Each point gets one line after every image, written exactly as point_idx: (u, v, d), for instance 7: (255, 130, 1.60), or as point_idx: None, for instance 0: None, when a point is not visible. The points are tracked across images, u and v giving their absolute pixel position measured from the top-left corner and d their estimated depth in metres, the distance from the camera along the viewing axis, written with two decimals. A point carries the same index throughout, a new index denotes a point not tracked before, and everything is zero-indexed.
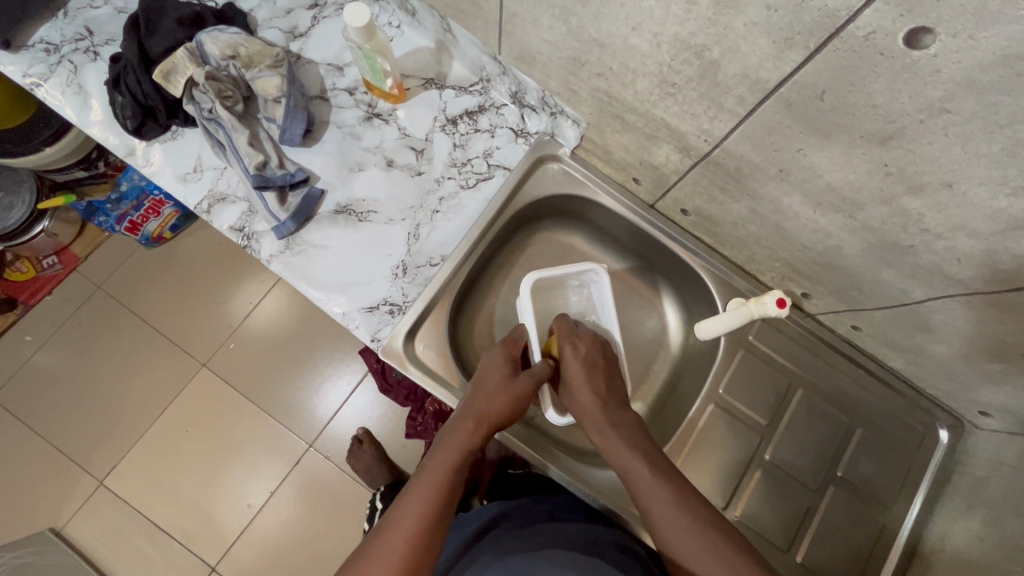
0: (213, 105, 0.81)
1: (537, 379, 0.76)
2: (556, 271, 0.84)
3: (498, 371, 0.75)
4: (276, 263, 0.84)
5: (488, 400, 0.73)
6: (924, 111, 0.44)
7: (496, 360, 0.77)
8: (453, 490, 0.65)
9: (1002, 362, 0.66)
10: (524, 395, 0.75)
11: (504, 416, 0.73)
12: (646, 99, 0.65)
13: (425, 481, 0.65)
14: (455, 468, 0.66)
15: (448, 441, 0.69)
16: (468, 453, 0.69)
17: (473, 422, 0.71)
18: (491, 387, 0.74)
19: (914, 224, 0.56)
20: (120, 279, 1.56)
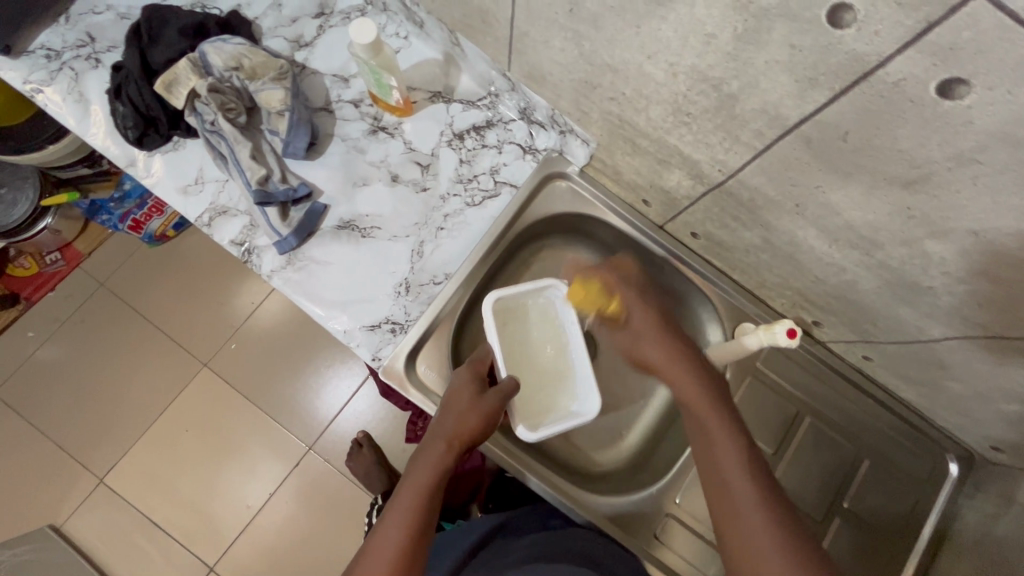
0: (215, 117, 0.79)
1: (506, 396, 0.71)
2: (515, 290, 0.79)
3: (466, 391, 0.70)
4: (277, 279, 0.83)
5: (460, 419, 0.68)
6: (952, 159, 0.42)
7: (465, 377, 0.72)
8: (428, 517, 0.63)
9: (1019, 404, 0.65)
10: (496, 411, 0.70)
11: (478, 435, 0.69)
12: (660, 126, 0.63)
13: (398, 510, 0.63)
14: (427, 496, 0.64)
15: (421, 465, 0.66)
16: (443, 478, 0.66)
17: (444, 445, 0.67)
18: (463, 406, 0.69)
19: (934, 266, 0.54)
20: (123, 276, 1.55)
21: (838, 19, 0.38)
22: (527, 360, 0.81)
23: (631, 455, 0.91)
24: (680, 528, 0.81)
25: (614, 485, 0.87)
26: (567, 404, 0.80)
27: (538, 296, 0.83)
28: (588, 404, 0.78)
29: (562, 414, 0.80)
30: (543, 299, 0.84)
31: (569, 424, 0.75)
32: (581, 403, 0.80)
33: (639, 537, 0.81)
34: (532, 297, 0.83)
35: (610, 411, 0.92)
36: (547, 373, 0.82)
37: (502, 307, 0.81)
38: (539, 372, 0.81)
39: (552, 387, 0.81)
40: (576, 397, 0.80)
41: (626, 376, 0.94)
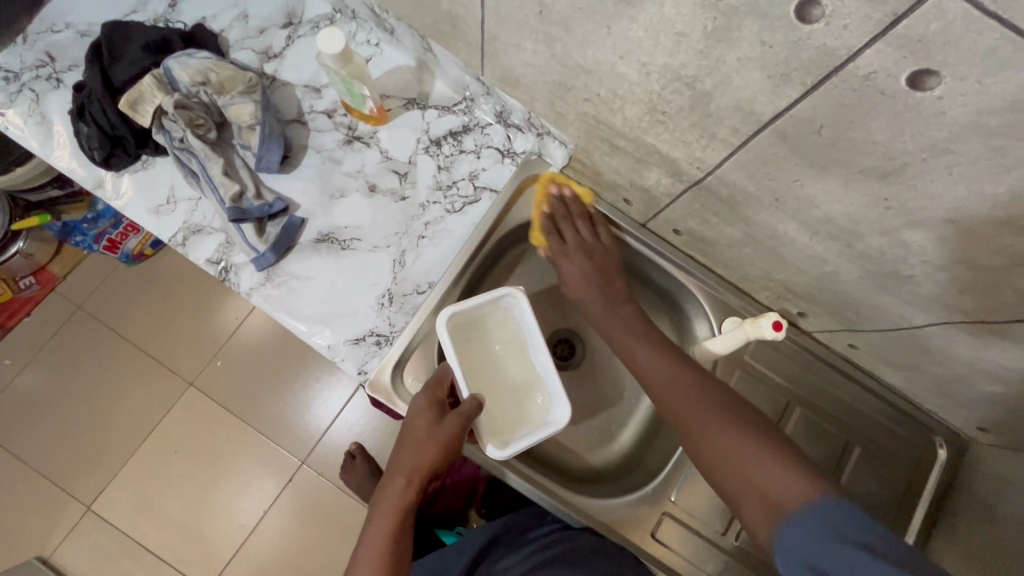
0: (184, 134, 0.77)
1: (464, 419, 0.69)
2: (469, 306, 0.76)
3: (421, 420, 0.70)
4: (257, 297, 0.81)
5: (416, 452, 0.69)
6: (926, 150, 0.42)
7: (419, 406, 0.71)
8: (398, 555, 0.66)
9: (1001, 385, 0.66)
10: (454, 437, 0.69)
11: (439, 463, 0.70)
12: (636, 125, 0.63)
13: (366, 553, 0.66)
14: (394, 534, 0.67)
15: (383, 505, 0.68)
16: (407, 510, 0.68)
17: (403, 478, 0.69)
18: (418, 438, 0.69)
19: (914, 255, 0.54)
20: (101, 298, 1.52)
21: (806, 14, 0.38)
22: (490, 375, 0.80)
23: (623, 455, 0.90)
24: (677, 527, 0.81)
25: (609, 488, 0.86)
26: (539, 414, 0.78)
27: (494, 307, 0.81)
28: (559, 411, 0.76)
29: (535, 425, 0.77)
30: (501, 307, 0.81)
31: (537, 437, 0.73)
32: (552, 411, 0.77)
33: (635, 537, 0.80)
34: (489, 309, 0.81)
35: (601, 411, 0.92)
36: (515, 387, 0.80)
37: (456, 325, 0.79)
38: (506, 385, 0.80)
39: (523, 398, 0.79)
40: (547, 406, 0.78)
41: (615, 376, 0.94)
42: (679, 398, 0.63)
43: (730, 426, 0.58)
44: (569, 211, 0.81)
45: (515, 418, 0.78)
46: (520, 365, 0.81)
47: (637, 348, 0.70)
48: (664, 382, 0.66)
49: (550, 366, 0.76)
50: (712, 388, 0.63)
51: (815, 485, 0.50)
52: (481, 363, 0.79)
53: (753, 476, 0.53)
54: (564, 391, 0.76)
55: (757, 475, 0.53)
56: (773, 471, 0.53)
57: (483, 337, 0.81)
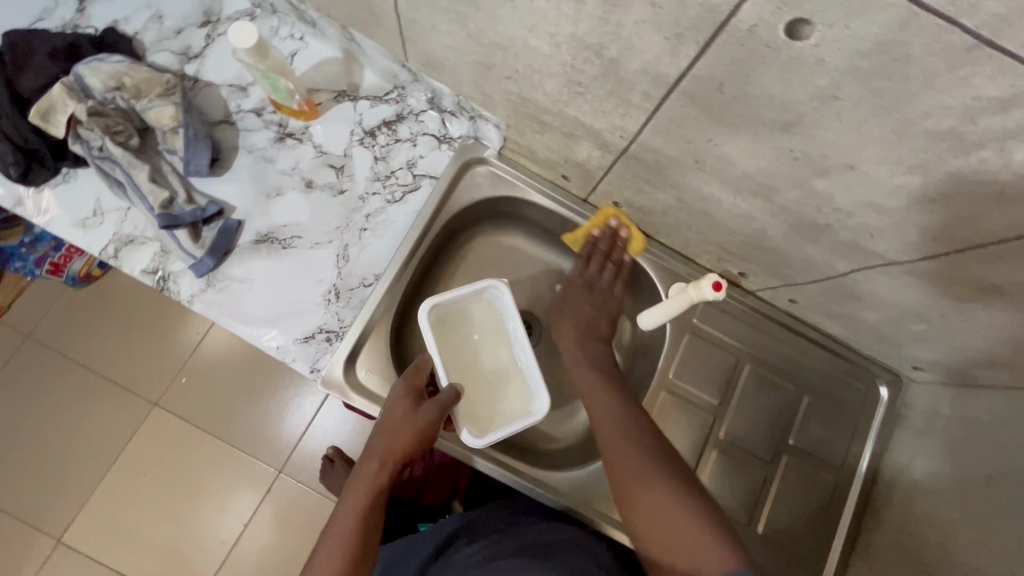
0: (103, 142, 0.75)
1: (442, 407, 0.71)
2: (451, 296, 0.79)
3: (399, 406, 0.71)
4: (199, 303, 0.79)
5: (393, 436, 0.69)
6: (815, 98, 0.43)
7: (398, 392, 0.72)
8: (367, 541, 0.63)
9: (925, 323, 0.69)
10: (431, 424, 0.70)
11: (414, 449, 0.70)
12: (558, 99, 0.63)
13: (334, 534, 0.63)
14: (363, 518, 0.64)
15: (355, 489, 0.67)
16: (378, 495, 0.67)
17: (378, 462, 0.69)
18: (396, 422, 0.70)
19: (827, 204, 0.56)
20: (49, 325, 1.47)
21: None
22: (470, 367, 0.80)
23: (586, 428, 0.92)
24: None
25: (574, 462, 0.88)
26: (517, 406, 0.79)
27: (477, 299, 0.83)
28: (540, 403, 0.77)
29: (513, 417, 0.78)
30: (483, 301, 0.83)
31: (518, 425, 0.74)
32: (532, 401, 0.79)
33: (602, 506, 0.82)
34: (472, 300, 0.82)
35: (561, 386, 0.94)
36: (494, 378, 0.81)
37: (439, 316, 0.79)
38: (485, 377, 0.80)
39: (502, 390, 0.80)
40: (526, 396, 0.79)
41: None
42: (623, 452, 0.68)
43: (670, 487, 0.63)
44: (612, 248, 0.86)
45: (495, 409, 0.78)
46: (501, 358, 0.81)
47: (600, 391, 0.75)
48: (617, 429, 0.70)
49: (533, 358, 0.78)
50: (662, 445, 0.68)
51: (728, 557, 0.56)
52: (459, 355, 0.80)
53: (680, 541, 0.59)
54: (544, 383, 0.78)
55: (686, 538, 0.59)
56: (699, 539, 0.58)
57: (466, 330, 0.82)
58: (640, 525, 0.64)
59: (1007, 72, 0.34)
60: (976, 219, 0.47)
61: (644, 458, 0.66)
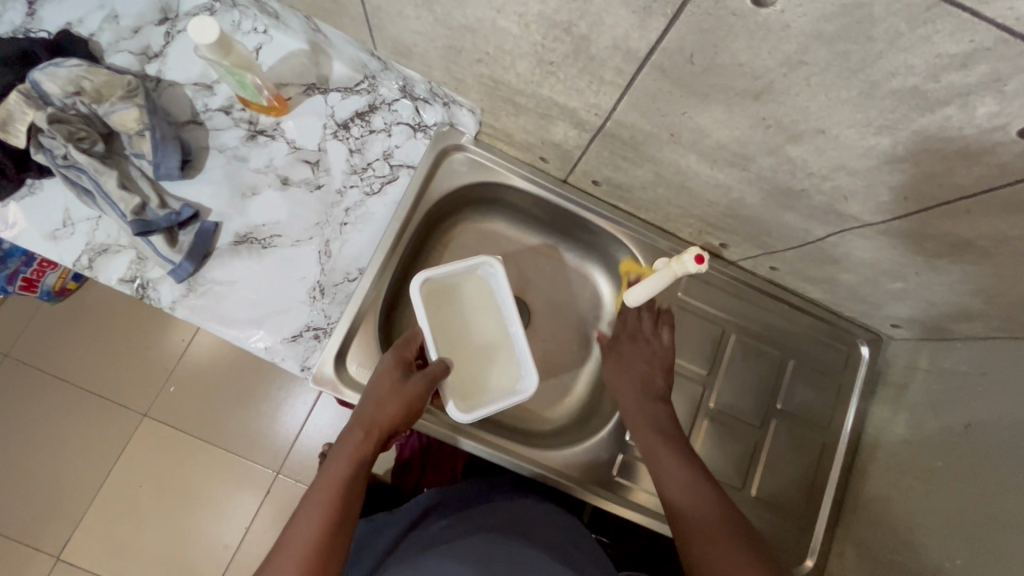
0: (66, 150, 0.73)
1: (431, 378, 0.72)
2: (445, 269, 0.79)
3: (388, 376, 0.71)
4: (181, 309, 0.78)
5: (380, 406, 0.69)
6: (784, 65, 0.44)
7: (387, 363, 0.72)
8: (348, 505, 0.61)
9: (901, 282, 0.71)
10: (419, 395, 0.71)
11: (399, 420, 0.69)
12: (531, 80, 0.63)
13: (315, 498, 0.60)
14: (347, 482, 0.62)
15: (338, 455, 0.65)
16: (362, 462, 0.65)
17: (363, 430, 0.67)
18: (383, 392, 0.70)
19: (801, 169, 0.57)
20: (28, 342, 1.44)
21: None
22: (459, 342, 0.80)
23: (579, 407, 0.94)
24: (635, 462, 0.85)
25: (567, 439, 0.89)
26: (503, 382, 0.80)
27: (470, 275, 0.83)
28: (526, 379, 0.78)
29: (499, 393, 0.79)
30: (476, 277, 0.83)
31: (506, 402, 0.75)
32: (519, 377, 0.79)
33: (598, 481, 0.84)
34: (466, 277, 0.83)
35: (551, 366, 0.95)
36: (482, 353, 0.81)
37: (431, 290, 0.80)
38: (474, 353, 0.81)
39: (490, 366, 0.80)
40: (513, 372, 0.80)
41: (561, 332, 0.96)
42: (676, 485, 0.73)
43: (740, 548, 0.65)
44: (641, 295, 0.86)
45: (482, 384, 0.79)
46: (492, 334, 0.82)
47: (663, 449, 0.76)
48: (683, 489, 0.72)
49: (522, 335, 0.79)
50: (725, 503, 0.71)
51: None
52: (449, 331, 0.80)
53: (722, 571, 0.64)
54: (533, 361, 0.78)
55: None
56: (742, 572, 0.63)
57: (458, 305, 0.82)
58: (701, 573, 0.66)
59: (967, 27, 0.35)
60: (944, 175, 0.48)
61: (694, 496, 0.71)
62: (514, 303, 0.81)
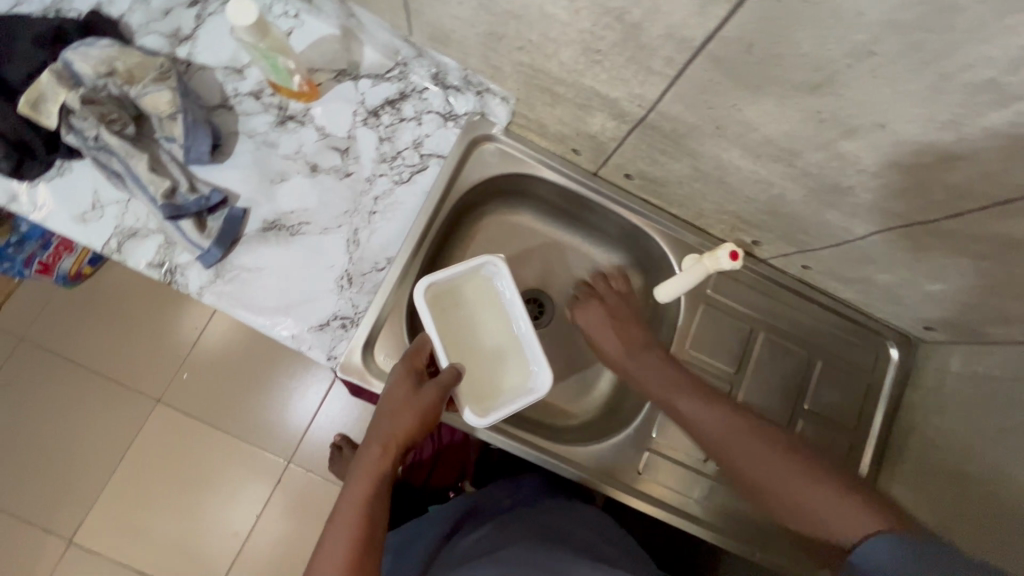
0: (97, 131, 0.72)
1: (444, 388, 0.69)
2: (446, 272, 0.77)
3: (400, 389, 0.69)
4: (209, 295, 0.77)
5: (395, 419, 0.68)
6: (850, 56, 0.43)
7: (398, 375, 0.70)
8: (372, 524, 0.62)
9: (941, 282, 0.69)
10: (433, 405, 0.69)
11: (416, 432, 0.68)
12: (573, 69, 0.62)
13: (340, 518, 0.62)
14: (369, 504, 0.63)
15: (358, 474, 0.65)
16: (382, 481, 0.65)
17: (380, 447, 0.67)
18: (397, 405, 0.68)
19: (851, 166, 0.56)
20: (45, 325, 1.44)
21: None
22: (466, 345, 0.79)
23: (601, 403, 0.93)
24: (662, 461, 0.84)
25: (591, 435, 0.88)
26: (520, 382, 0.78)
27: (472, 276, 0.81)
28: (542, 377, 0.76)
29: (513, 393, 0.78)
30: (480, 277, 0.82)
31: (522, 401, 0.73)
32: (535, 375, 0.77)
33: (622, 478, 0.83)
34: (466, 278, 0.81)
35: (575, 362, 0.95)
36: (493, 354, 0.80)
37: (434, 295, 0.78)
38: (483, 355, 0.79)
39: (501, 367, 0.79)
40: (529, 371, 0.78)
41: (585, 328, 0.96)
42: (713, 431, 0.74)
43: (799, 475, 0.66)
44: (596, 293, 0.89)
45: (496, 384, 0.78)
46: (500, 336, 0.81)
47: (678, 398, 0.77)
48: (715, 428, 0.74)
49: (533, 334, 0.77)
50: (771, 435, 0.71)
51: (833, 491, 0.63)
52: (458, 334, 0.79)
53: (800, 501, 0.65)
54: (545, 357, 0.77)
55: (828, 517, 0.62)
56: (817, 495, 0.64)
57: (464, 308, 0.81)
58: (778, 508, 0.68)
59: None
60: (1006, 173, 0.47)
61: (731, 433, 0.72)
62: (521, 298, 0.79)
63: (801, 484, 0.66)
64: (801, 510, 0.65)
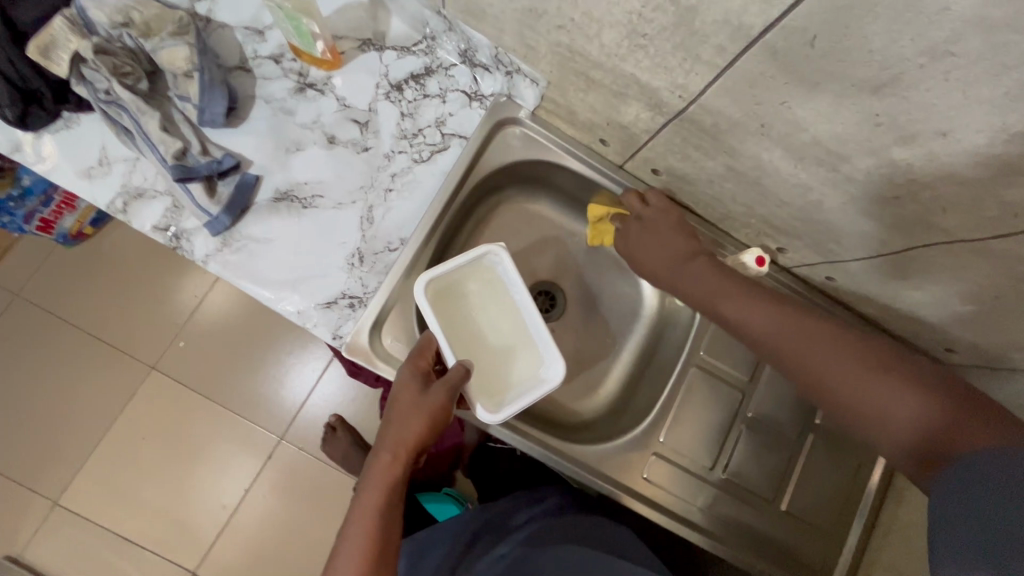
0: (109, 84, 0.69)
1: (452, 388, 0.67)
2: (447, 266, 0.74)
3: (406, 392, 0.66)
4: (214, 264, 0.75)
5: (403, 426, 0.65)
6: (924, 54, 0.40)
7: (403, 378, 0.68)
8: (388, 529, 0.62)
9: (974, 304, 0.65)
10: (442, 407, 0.66)
11: (425, 437, 0.66)
12: (614, 53, 0.59)
13: (355, 526, 0.61)
14: (381, 516, 0.62)
15: (368, 483, 0.64)
16: (393, 488, 0.64)
17: (389, 455, 0.64)
18: (404, 410, 0.66)
19: (901, 175, 0.53)
20: (41, 283, 1.41)
21: None
22: (474, 338, 0.77)
23: (608, 403, 0.91)
24: (667, 466, 0.82)
25: (596, 436, 0.86)
26: (530, 374, 0.76)
27: (474, 266, 0.78)
28: (552, 368, 0.74)
29: (521, 388, 0.75)
30: (482, 267, 0.78)
31: (533, 395, 0.71)
32: (546, 367, 0.75)
33: (626, 483, 0.81)
34: (468, 268, 0.78)
35: (584, 359, 0.92)
36: (501, 347, 0.77)
37: (435, 289, 0.75)
38: (489, 349, 0.77)
39: (505, 363, 0.77)
40: (539, 362, 0.76)
41: (596, 326, 0.93)
42: (765, 328, 0.60)
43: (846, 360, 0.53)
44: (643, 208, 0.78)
45: (507, 377, 0.76)
46: (508, 328, 0.78)
47: (719, 296, 0.65)
48: (762, 339, 0.60)
49: (542, 323, 0.74)
50: (837, 324, 0.57)
51: (911, 397, 0.48)
52: (465, 328, 0.77)
53: (862, 412, 0.51)
54: (556, 346, 0.74)
55: (880, 416, 0.50)
56: (877, 392, 0.50)
57: (467, 300, 0.78)
58: (827, 393, 0.54)
59: None
60: None
61: (777, 328, 0.59)
62: (526, 288, 0.76)
63: (847, 373, 0.53)
64: (853, 419, 0.52)
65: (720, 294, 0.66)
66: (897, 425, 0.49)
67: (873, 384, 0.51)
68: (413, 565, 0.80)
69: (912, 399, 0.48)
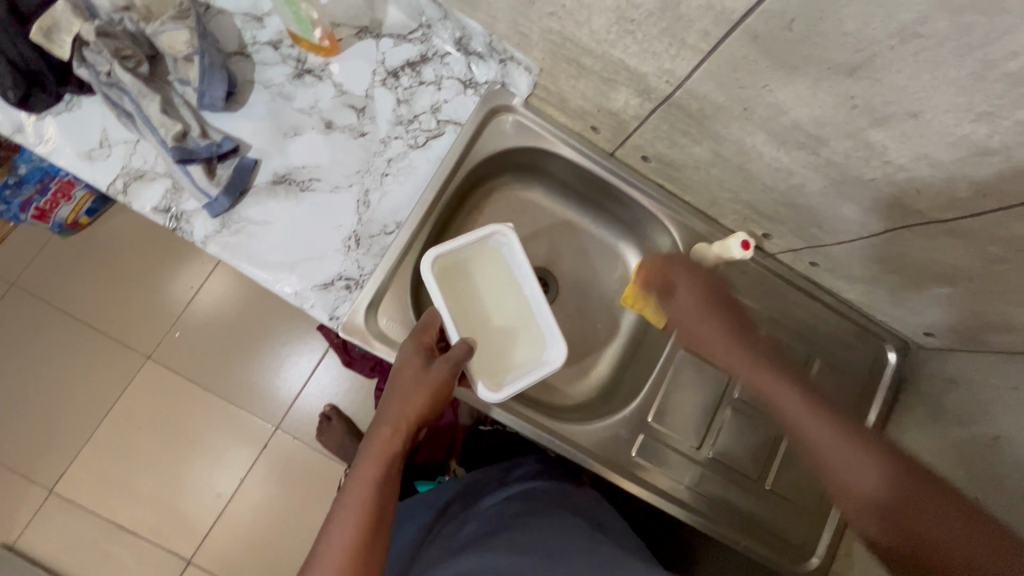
0: (111, 66, 0.70)
1: (454, 365, 0.69)
2: (455, 244, 0.75)
3: (408, 367, 0.68)
4: (213, 245, 0.76)
5: (404, 400, 0.66)
6: (894, 36, 0.42)
7: (406, 354, 0.69)
8: (384, 501, 0.62)
9: (948, 285, 0.68)
10: (443, 384, 0.68)
11: (424, 412, 0.67)
12: (604, 39, 0.61)
13: (353, 494, 0.62)
14: (378, 488, 0.62)
15: (365, 456, 0.64)
16: (392, 462, 0.65)
17: (389, 430, 0.66)
18: (406, 384, 0.67)
19: (877, 156, 0.55)
20: (38, 272, 1.42)
21: None
22: (477, 318, 0.79)
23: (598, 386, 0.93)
24: (654, 446, 0.84)
25: (586, 416, 0.88)
26: (531, 356, 0.78)
27: (481, 245, 0.80)
28: (553, 351, 0.76)
29: (523, 370, 0.77)
30: (489, 247, 0.80)
31: (534, 376, 0.73)
32: (546, 350, 0.77)
33: (615, 462, 0.83)
34: (475, 248, 0.80)
35: (576, 343, 0.94)
36: (504, 328, 0.79)
37: (441, 268, 0.77)
38: (491, 329, 0.79)
39: (508, 343, 0.79)
40: (540, 345, 0.78)
41: (587, 311, 0.95)
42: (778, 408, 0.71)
43: (850, 447, 0.64)
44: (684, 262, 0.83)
45: (510, 357, 0.78)
46: (512, 309, 0.80)
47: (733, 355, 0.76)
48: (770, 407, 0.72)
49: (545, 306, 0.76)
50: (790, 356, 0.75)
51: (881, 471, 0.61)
52: (468, 308, 0.79)
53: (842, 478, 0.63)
54: (558, 332, 0.76)
55: (847, 469, 0.63)
56: (847, 457, 0.63)
57: (472, 279, 0.80)
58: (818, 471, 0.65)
59: None
60: None
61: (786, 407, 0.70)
62: (531, 270, 0.78)
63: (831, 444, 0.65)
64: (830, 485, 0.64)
65: (745, 365, 0.75)
66: (862, 484, 0.61)
67: (849, 448, 0.64)
68: (406, 541, 0.81)
69: (878, 470, 0.61)
